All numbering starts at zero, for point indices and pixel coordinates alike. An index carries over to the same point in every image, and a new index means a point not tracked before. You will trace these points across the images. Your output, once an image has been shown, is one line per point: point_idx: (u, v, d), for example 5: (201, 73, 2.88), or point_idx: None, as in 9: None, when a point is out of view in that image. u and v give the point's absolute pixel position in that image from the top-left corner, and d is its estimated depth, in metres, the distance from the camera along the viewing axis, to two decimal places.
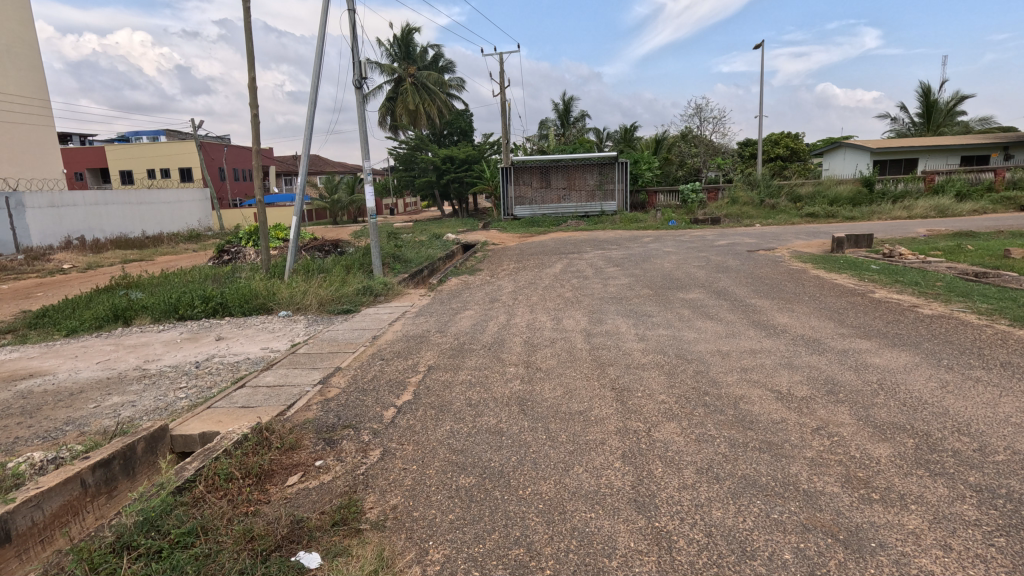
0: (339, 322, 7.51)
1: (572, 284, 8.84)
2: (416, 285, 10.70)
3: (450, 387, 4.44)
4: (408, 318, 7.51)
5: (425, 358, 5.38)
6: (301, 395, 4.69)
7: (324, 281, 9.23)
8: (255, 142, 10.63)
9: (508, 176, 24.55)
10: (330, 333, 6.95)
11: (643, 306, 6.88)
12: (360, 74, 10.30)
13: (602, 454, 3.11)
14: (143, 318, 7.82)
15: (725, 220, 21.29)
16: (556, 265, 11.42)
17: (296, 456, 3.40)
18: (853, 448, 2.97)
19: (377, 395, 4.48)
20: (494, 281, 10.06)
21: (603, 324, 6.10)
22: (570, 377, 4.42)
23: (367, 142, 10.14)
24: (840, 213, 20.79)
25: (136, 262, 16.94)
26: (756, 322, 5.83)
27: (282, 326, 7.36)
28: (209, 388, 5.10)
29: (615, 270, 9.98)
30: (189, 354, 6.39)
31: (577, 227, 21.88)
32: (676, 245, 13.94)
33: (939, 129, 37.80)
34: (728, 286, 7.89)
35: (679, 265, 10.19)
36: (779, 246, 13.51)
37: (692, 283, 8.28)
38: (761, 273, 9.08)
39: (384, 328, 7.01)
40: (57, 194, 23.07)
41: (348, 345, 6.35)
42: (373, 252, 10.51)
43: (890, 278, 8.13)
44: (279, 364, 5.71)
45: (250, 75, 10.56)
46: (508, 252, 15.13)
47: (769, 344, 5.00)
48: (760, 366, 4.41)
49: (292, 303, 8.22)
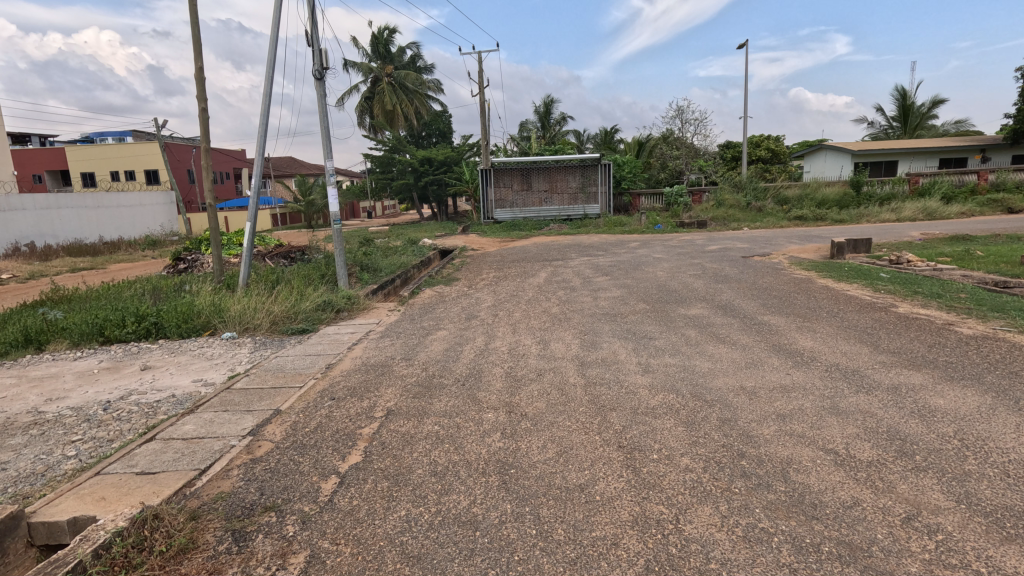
0: (290, 347, 6.47)
1: (559, 297, 7.92)
2: (385, 298, 9.67)
3: (412, 444, 3.49)
4: (371, 340, 6.52)
5: (384, 399, 4.39)
6: (220, 455, 3.66)
7: (279, 295, 8.15)
8: (204, 139, 9.52)
9: (488, 177, 23.61)
10: (279, 361, 5.91)
11: (642, 325, 5.99)
12: (321, 64, 9.30)
13: (617, 568, 2.19)
14: (59, 343, 6.67)
15: (712, 223, 20.62)
16: (539, 274, 10.48)
17: (186, 569, 2.42)
18: (974, 558, 2.10)
19: (318, 454, 3.50)
20: (471, 293, 9.10)
21: (598, 349, 5.19)
22: (564, 428, 3.51)
23: (329, 139, 9.11)
24: (829, 216, 20.29)
25: (86, 272, 15.60)
26: (777, 346, 4.98)
27: (223, 351, 6.29)
28: (110, 443, 4.03)
29: (605, 280, 9.09)
30: (104, 391, 5.31)
31: (560, 230, 21.07)
32: (666, 251, 13.13)
33: (916, 131, 37.99)
34: (733, 299, 7.07)
35: (673, 274, 9.34)
36: (773, 251, 12.80)
37: (693, 296, 7.42)
38: (765, 284, 8.27)
39: (342, 354, 6.00)
40: (5, 197, 21.90)
41: (297, 377, 5.30)
42: (338, 261, 9.44)
43: (907, 288, 7.40)
44: (207, 405, 4.65)
45: (197, 65, 9.47)
46: (488, 258, 14.18)
47: (800, 378, 4.13)
48: (799, 410, 3.53)
49: (240, 322, 7.13)
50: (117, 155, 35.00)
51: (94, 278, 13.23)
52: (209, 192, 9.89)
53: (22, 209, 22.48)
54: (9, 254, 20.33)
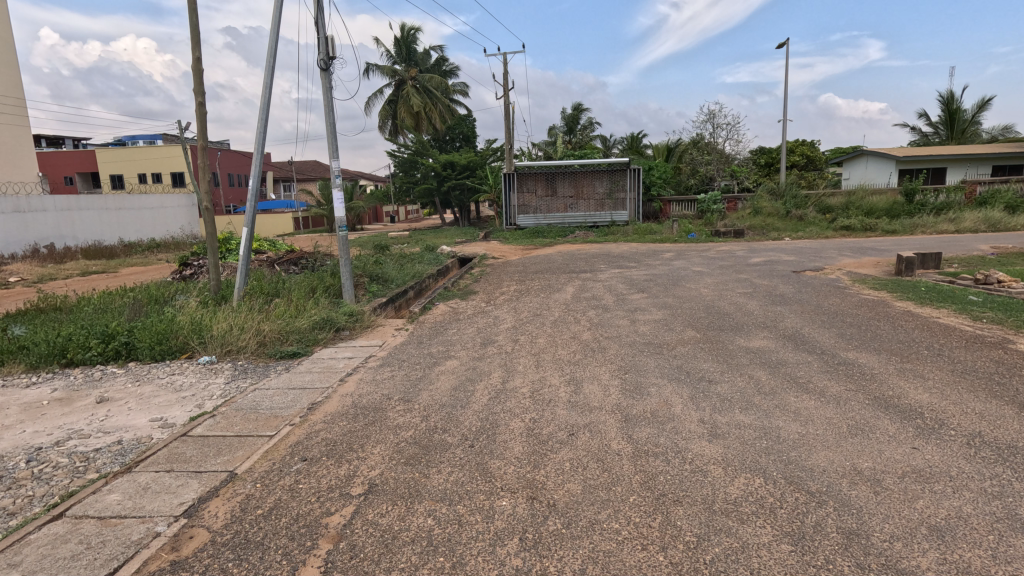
0: (275, 376, 5.53)
1: (590, 319, 6.82)
2: (393, 315, 8.67)
3: (391, 553, 2.45)
4: (369, 370, 5.54)
5: (367, 465, 3.35)
6: (132, 553, 2.65)
7: (273, 311, 7.23)
8: (202, 136, 8.70)
9: (511, 183, 22.61)
10: (255, 395, 4.94)
11: (697, 363, 4.84)
12: (327, 53, 8.40)
13: None
14: (14, 365, 5.82)
15: (749, 232, 19.32)
16: (566, 288, 9.43)
17: None
18: None
19: (260, 562, 2.50)
20: (489, 310, 8.09)
21: (645, 398, 4.06)
22: (612, 536, 2.44)
23: (336, 137, 8.20)
24: (878, 226, 18.74)
25: (94, 276, 15.04)
26: (882, 400, 3.81)
27: (196, 381, 5.35)
28: (5, 521, 3.06)
29: (641, 298, 8.00)
30: (41, 432, 4.38)
31: (585, 239, 20.05)
32: (705, 264, 11.89)
33: (964, 136, 35.78)
34: (800, 327, 5.91)
35: (721, 293, 8.14)
36: (826, 265, 11.46)
37: (751, 322, 6.25)
38: (833, 307, 7.03)
39: (330, 390, 4.99)
40: (25, 197, 21.65)
41: (272, 422, 4.32)
42: (343, 273, 8.47)
43: (1009, 316, 6.17)
44: (151, 462, 3.68)
45: (195, 55, 8.66)
46: (510, 268, 13.22)
47: (934, 457, 2.96)
48: (962, 522, 2.38)
49: (221, 344, 6.18)
50: (144, 157, 35.05)
51: (99, 283, 12.65)
52: (205, 194, 9.02)
53: (43, 211, 22.20)
54: (28, 256, 20.03)
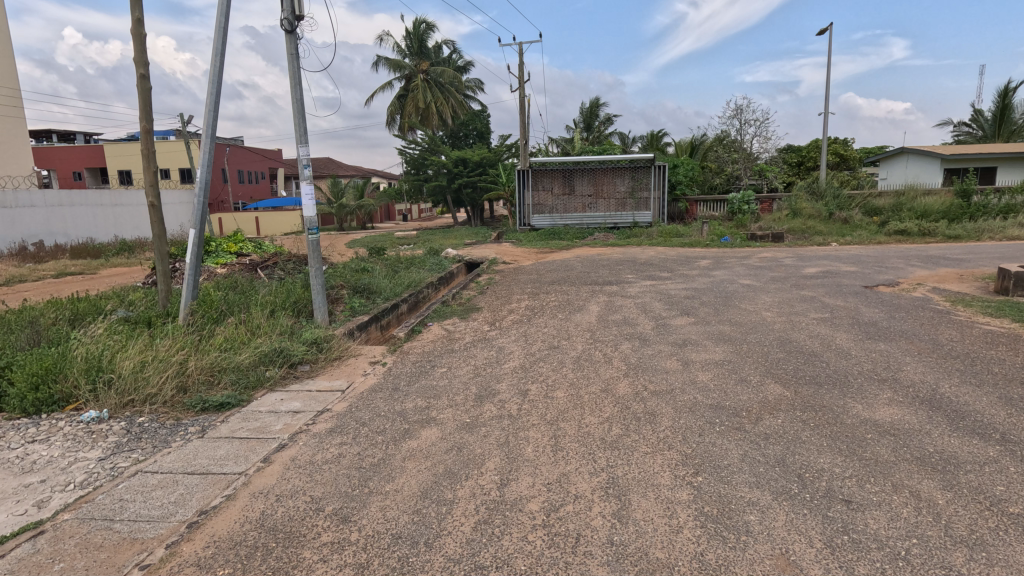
0: (177, 447, 3.83)
1: (625, 359, 5.04)
2: (374, 342, 6.95)
3: None
4: (312, 441, 3.84)
5: None
6: None
7: (214, 337, 5.56)
8: (145, 116, 7.08)
9: (525, 180, 20.88)
10: (126, 492, 3.22)
11: (808, 457, 3.04)
12: (292, 11, 6.73)
13: None
14: None
15: (789, 236, 17.35)
16: (589, 306, 7.70)
17: None
18: None
19: None
20: (492, 337, 6.37)
21: (750, 547, 2.29)
22: None
23: (303, 116, 6.53)
24: (938, 231, 16.66)
25: (68, 280, 13.63)
26: None
27: (61, 455, 3.68)
28: None
29: (687, 323, 6.25)
30: None
31: (606, 241, 18.31)
32: (753, 275, 10.07)
33: (1011, 136, 33.05)
34: (934, 387, 4.07)
35: (790, 319, 6.32)
36: (900, 279, 9.51)
37: (856, 372, 4.41)
38: (956, 346, 5.14)
39: (242, 481, 3.29)
40: (12, 192, 20.28)
41: (120, 556, 2.61)
42: (314, 286, 6.78)
43: None
44: None
45: (135, 16, 7.05)
46: (521, 276, 11.49)
47: None
48: None
49: (121, 392, 4.50)
50: None
51: (60, 290, 11.14)
52: (149, 187, 7.36)
53: (31, 206, 20.80)
54: (12, 254, 18.74)
